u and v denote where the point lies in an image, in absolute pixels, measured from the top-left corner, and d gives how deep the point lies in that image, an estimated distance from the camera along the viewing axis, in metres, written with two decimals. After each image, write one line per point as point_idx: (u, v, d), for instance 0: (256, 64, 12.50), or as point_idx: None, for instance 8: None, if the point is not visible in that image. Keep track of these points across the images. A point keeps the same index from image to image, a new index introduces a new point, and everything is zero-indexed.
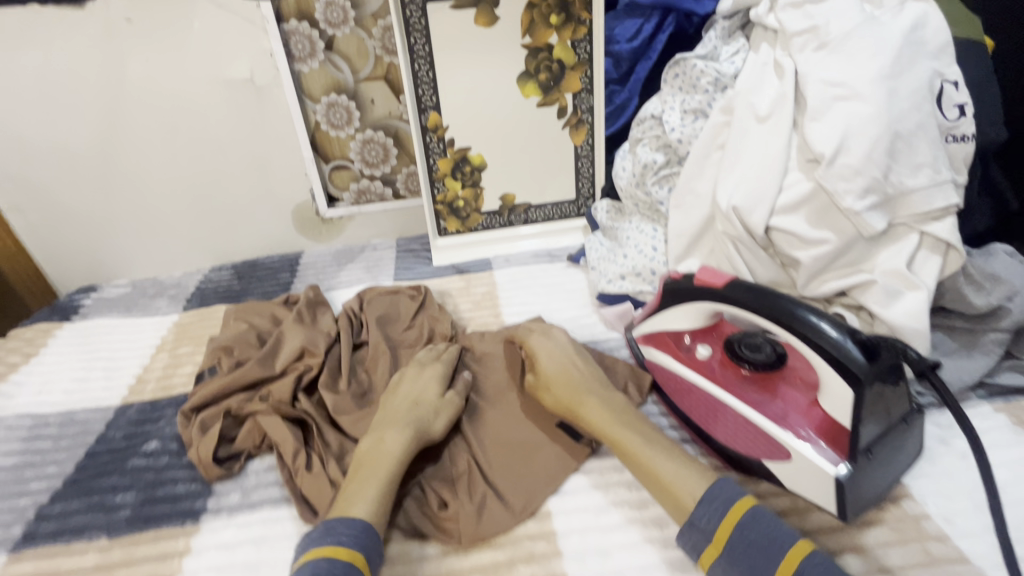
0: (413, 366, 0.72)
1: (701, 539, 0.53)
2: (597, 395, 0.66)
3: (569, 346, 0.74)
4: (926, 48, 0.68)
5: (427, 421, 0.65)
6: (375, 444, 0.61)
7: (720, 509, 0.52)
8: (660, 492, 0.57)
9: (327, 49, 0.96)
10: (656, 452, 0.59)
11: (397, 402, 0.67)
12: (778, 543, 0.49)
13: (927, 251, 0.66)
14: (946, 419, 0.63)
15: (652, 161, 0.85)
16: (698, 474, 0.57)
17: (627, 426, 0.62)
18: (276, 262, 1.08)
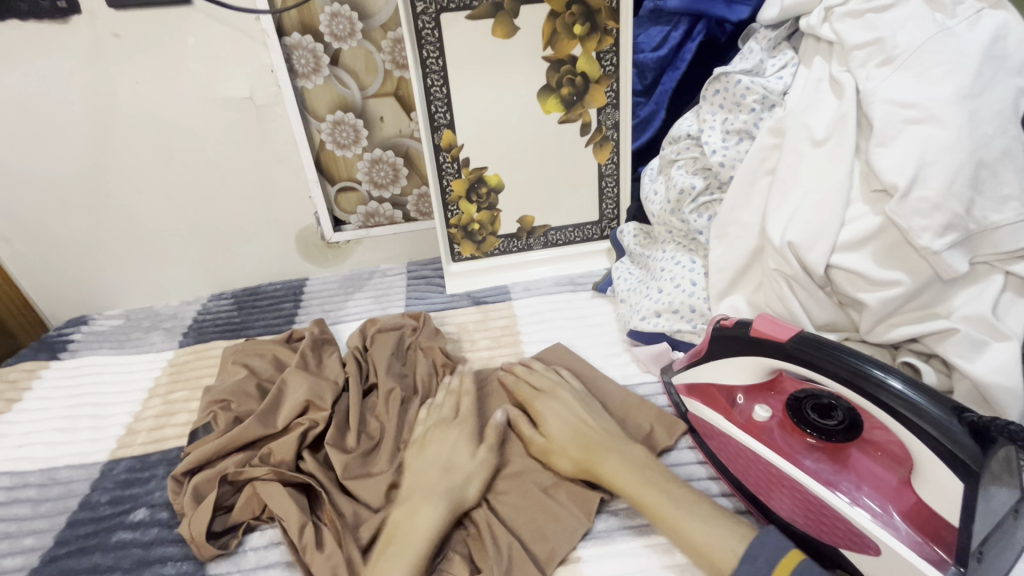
0: (435, 420, 0.66)
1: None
2: (615, 449, 0.60)
3: (571, 393, 0.68)
4: (1010, 63, 0.60)
5: (461, 493, 0.58)
6: (407, 517, 0.55)
7: (765, 571, 0.48)
8: (691, 550, 0.52)
9: (333, 64, 0.89)
10: (684, 512, 0.53)
11: (422, 463, 0.61)
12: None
13: (1013, 293, 0.58)
14: None
15: (690, 186, 0.77)
16: (733, 530, 0.51)
17: (652, 483, 0.56)
18: (279, 290, 1.01)
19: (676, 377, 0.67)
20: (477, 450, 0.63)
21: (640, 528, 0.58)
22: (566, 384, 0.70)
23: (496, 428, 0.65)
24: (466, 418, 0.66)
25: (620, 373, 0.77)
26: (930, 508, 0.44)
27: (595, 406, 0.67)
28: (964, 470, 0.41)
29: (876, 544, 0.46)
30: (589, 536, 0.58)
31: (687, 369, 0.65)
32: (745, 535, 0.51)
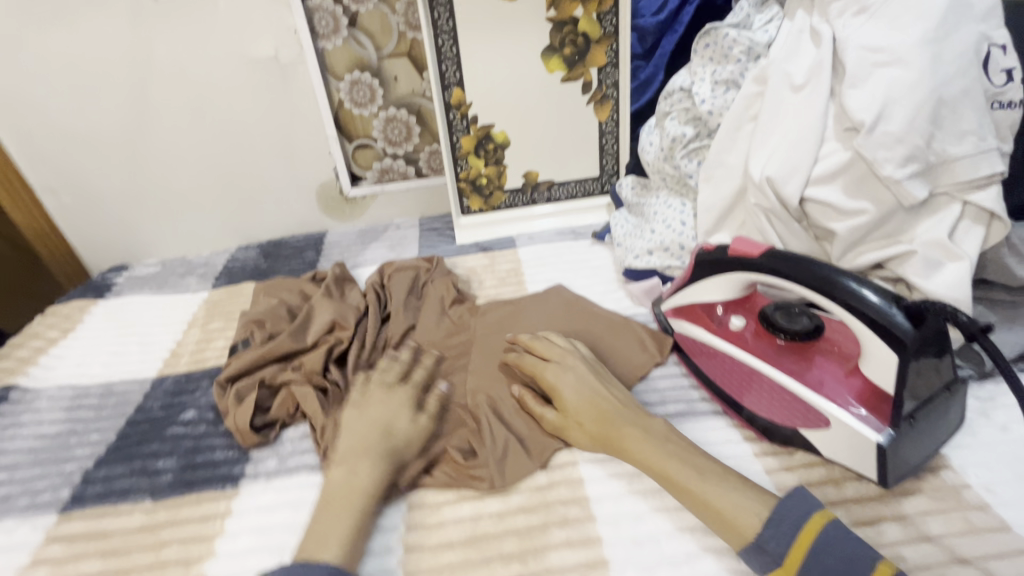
0: (374, 383, 0.65)
1: (770, 562, 0.46)
2: (635, 421, 0.58)
3: (587, 361, 0.66)
4: (974, 10, 0.65)
5: (399, 455, 0.58)
6: (347, 476, 0.55)
7: (789, 532, 0.45)
8: (712, 519, 0.49)
9: (351, 26, 0.96)
10: (708, 481, 0.51)
11: (360, 424, 0.60)
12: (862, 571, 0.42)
13: (970, 221, 0.64)
14: (986, 392, 0.61)
15: (681, 134, 0.83)
16: (755, 502, 0.49)
17: (673, 455, 0.54)
18: (301, 242, 1.09)
19: (665, 303, 0.73)
20: (415, 416, 0.63)
21: None
22: (583, 354, 0.67)
23: (436, 400, 0.66)
24: (412, 386, 0.66)
25: (615, 306, 0.84)
26: (874, 385, 0.52)
27: (612, 377, 0.64)
28: (898, 347, 0.48)
29: (828, 418, 0.53)
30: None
31: (674, 296, 0.71)
32: (772, 501, 0.49)
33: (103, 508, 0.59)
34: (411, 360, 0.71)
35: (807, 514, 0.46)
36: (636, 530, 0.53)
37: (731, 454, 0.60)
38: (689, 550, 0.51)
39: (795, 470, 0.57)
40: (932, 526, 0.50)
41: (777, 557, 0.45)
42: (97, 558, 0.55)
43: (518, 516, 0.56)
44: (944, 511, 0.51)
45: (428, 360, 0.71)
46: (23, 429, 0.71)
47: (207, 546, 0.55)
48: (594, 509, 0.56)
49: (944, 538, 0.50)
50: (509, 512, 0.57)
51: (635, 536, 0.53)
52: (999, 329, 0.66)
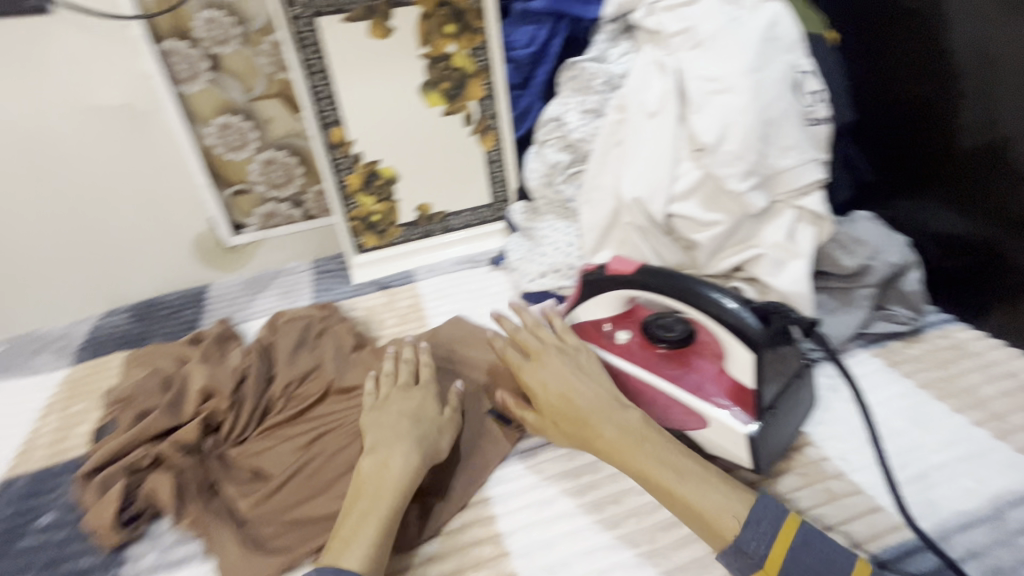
0: (395, 388, 0.65)
1: (750, 566, 0.48)
2: (609, 420, 0.57)
3: (567, 355, 0.64)
4: (783, 43, 0.76)
5: (434, 442, 0.60)
6: (378, 468, 0.56)
7: (769, 534, 0.49)
8: (695, 521, 0.51)
9: (213, 69, 0.91)
10: (687, 483, 0.52)
11: (385, 423, 0.60)
12: (834, 572, 0.47)
13: (804, 223, 0.74)
14: (833, 370, 0.70)
15: (558, 161, 0.89)
16: (733, 503, 0.51)
17: (649, 455, 0.54)
18: (180, 299, 1.01)
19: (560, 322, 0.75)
20: (442, 410, 0.64)
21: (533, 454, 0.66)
22: (572, 340, 0.65)
23: (456, 395, 0.67)
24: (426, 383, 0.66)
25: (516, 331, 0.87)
26: (741, 383, 0.57)
27: (593, 366, 0.63)
28: (753, 346, 0.54)
29: (708, 419, 0.58)
30: (512, 457, 0.66)
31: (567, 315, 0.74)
32: (747, 502, 0.51)
33: None
34: (415, 358, 0.70)
35: (785, 516, 0.50)
36: (547, 558, 0.56)
37: None
38: (595, 569, 0.54)
39: None
40: (802, 500, 0.57)
41: (758, 560, 0.48)
42: None
43: (432, 565, 0.56)
44: (810, 484, 0.58)
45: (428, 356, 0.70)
46: None
47: None
48: (507, 543, 0.57)
49: (811, 509, 0.56)
50: (424, 563, 0.57)
51: (548, 564, 0.55)
52: (839, 312, 0.76)
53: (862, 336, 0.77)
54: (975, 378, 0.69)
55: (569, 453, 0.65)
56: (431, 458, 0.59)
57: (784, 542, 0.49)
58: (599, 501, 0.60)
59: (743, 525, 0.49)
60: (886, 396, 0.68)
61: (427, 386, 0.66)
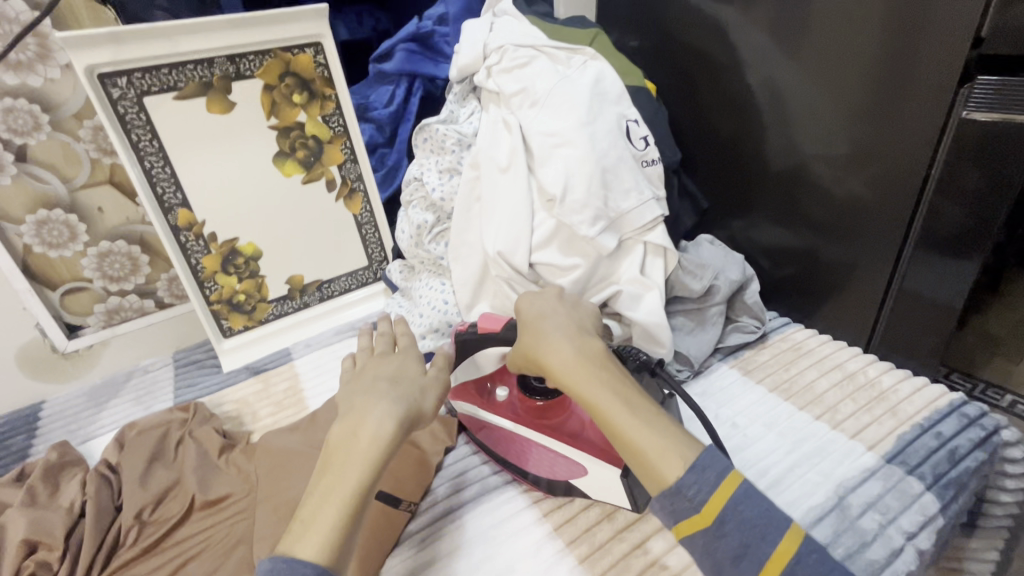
0: (376, 359, 0.63)
1: (688, 509, 0.47)
2: (573, 347, 0.59)
3: (559, 300, 0.67)
4: (610, 96, 0.84)
5: (416, 400, 0.57)
6: (348, 437, 0.51)
7: (711, 481, 0.47)
8: (631, 455, 0.52)
9: (20, 161, 0.81)
10: (635, 412, 0.53)
11: (362, 389, 0.57)
12: (775, 527, 0.46)
13: (652, 256, 0.80)
14: (697, 388, 0.78)
15: (424, 221, 0.89)
16: (682, 448, 0.50)
17: (602, 382, 0.56)
18: (5, 425, 0.86)
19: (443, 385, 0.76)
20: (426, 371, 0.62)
21: (426, 537, 0.63)
22: (568, 294, 0.70)
23: (446, 357, 0.65)
24: (407, 350, 0.65)
25: None
26: None
27: (580, 311, 0.66)
28: None
29: (586, 466, 0.61)
30: (400, 543, 0.63)
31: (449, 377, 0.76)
32: (697, 449, 0.50)
33: None
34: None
35: (728, 469, 0.48)
36: None
37: (525, 523, 0.63)
38: None
39: (578, 518, 0.63)
40: None
41: (695, 503, 0.47)
42: None
43: None
44: None
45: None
46: None
47: None
48: None
49: None
50: None
51: None
52: (694, 330, 0.83)
53: (720, 349, 0.85)
54: (811, 375, 0.78)
55: (458, 525, 0.64)
56: (413, 419, 0.55)
57: (725, 495, 0.47)
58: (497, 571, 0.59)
59: (687, 468, 0.49)
60: (743, 406, 0.75)
61: (410, 354, 0.64)
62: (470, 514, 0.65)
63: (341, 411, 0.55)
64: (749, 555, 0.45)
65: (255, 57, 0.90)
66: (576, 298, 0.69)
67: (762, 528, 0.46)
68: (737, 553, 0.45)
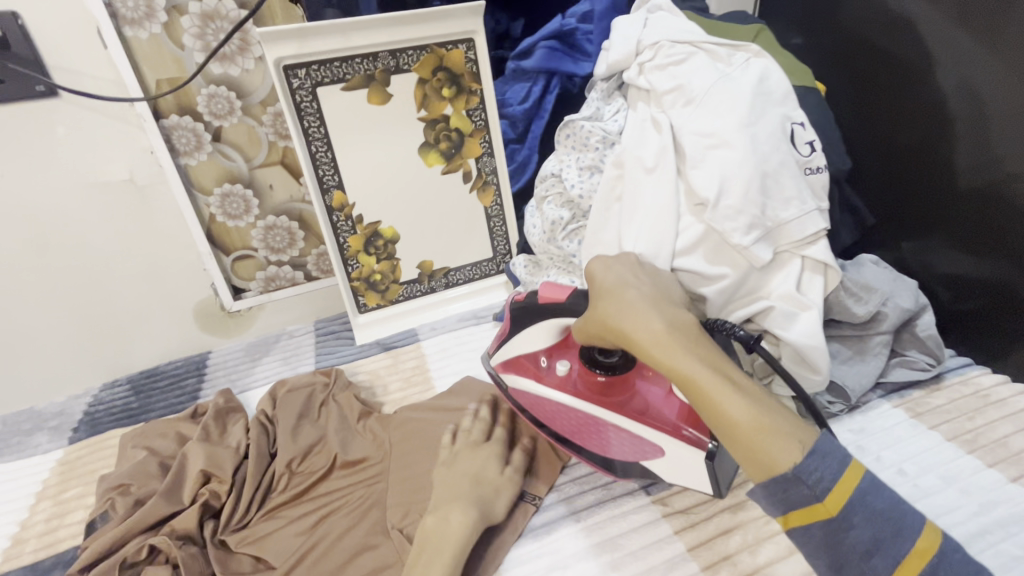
0: (461, 443, 0.68)
1: (807, 497, 0.47)
2: (665, 321, 0.56)
3: (639, 273, 0.64)
4: (775, 97, 0.77)
5: (493, 500, 0.62)
6: (439, 525, 0.58)
7: (836, 467, 0.47)
8: (736, 439, 0.50)
9: (215, 141, 0.92)
10: (740, 393, 0.51)
11: (449, 478, 0.63)
12: (909, 526, 0.45)
13: (810, 272, 0.73)
14: (855, 423, 0.71)
15: (559, 217, 0.89)
16: (795, 431, 0.49)
17: (698, 356, 0.53)
18: (180, 367, 0.99)
19: (491, 359, 0.72)
20: (504, 469, 0.66)
21: (543, 529, 0.64)
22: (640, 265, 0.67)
23: (523, 452, 0.68)
24: (497, 441, 0.69)
25: None
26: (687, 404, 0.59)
27: (658, 283, 0.64)
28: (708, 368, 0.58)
29: (662, 447, 0.59)
30: (526, 534, 0.63)
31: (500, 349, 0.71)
32: (810, 434, 0.49)
33: None
34: (491, 418, 0.72)
35: (850, 459, 0.48)
36: None
37: (655, 536, 0.61)
38: None
39: (712, 544, 0.60)
40: None
41: (817, 492, 0.47)
42: None
43: None
44: None
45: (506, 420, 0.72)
46: None
47: None
48: None
49: None
50: None
51: None
52: (855, 361, 0.74)
53: (880, 386, 0.75)
54: (1002, 430, 0.67)
55: (585, 528, 0.63)
56: (488, 511, 0.61)
57: (851, 485, 0.47)
58: None
59: (802, 452, 0.48)
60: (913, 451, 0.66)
61: (494, 440, 0.69)
62: (597, 518, 0.64)
63: (433, 501, 0.62)
64: (881, 551, 0.45)
65: (414, 52, 0.95)
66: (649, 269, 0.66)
67: (893, 522, 0.46)
68: (868, 548, 0.45)
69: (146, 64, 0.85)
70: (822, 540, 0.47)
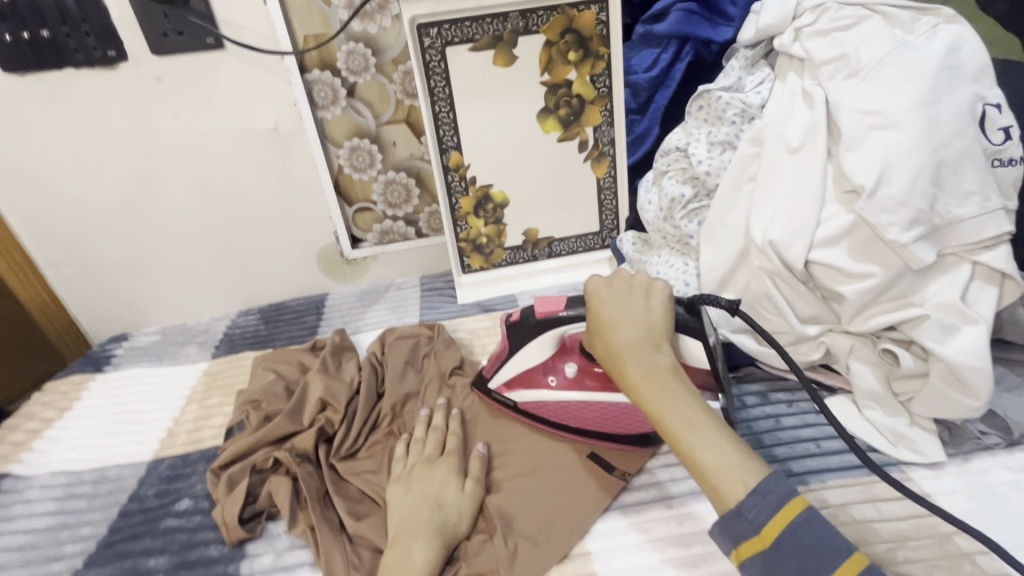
0: (415, 460, 0.66)
1: (748, 531, 0.51)
2: (644, 362, 0.59)
3: (626, 292, 0.65)
4: (965, 71, 0.65)
5: (453, 528, 0.59)
6: (400, 561, 0.56)
7: (772, 505, 0.50)
8: (698, 479, 0.54)
9: (349, 96, 0.97)
10: (697, 438, 0.54)
11: (407, 503, 0.61)
12: (834, 553, 0.49)
13: (982, 281, 0.63)
14: (1016, 462, 0.62)
15: (680, 194, 0.84)
16: (739, 476, 0.52)
17: (668, 400, 0.57)
18: (302, 305, 1.09)
19: (490, 383, 0.73)
20: (463, 485, 0.64)
21: (635, 508, 0.63)
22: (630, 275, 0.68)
23: (479, 459, 0.67)
24: (451, 454, 0.67)
25: None
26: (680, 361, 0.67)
27: (649, 307, 0.63)
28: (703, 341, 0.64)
29: None
30: (608, 512, 0.62)
31: (498, 372, 0.72)
32: (756, 476, 0.52)
33: None
34: (445, 426, 0.71)
35: (792, 495, 0.51)
36: None
37: None
38: None
39: None
40: None
41: (755, 526, 0.51)
42: None
43: None
44: None
45: (457, 425, 0.71)
46: (12, 524, 0.69)
47: None
48: None
49: None
50: None
51: None
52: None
53: None
54: None
55: (676, 516, 0.61)
56: (449, 537, 0.59)
57: (786, 519, 0.50)
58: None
59: (745, 493, 0.51)
60: None
61: (448, 453, 0.67)
62: (692, 508, 0.61)
63: (392, 535, 0.59)
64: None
65: (544, 13, 0.93)
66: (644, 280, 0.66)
67: (819, 552, 0.49)
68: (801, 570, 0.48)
69: (297, 21, 0.91)
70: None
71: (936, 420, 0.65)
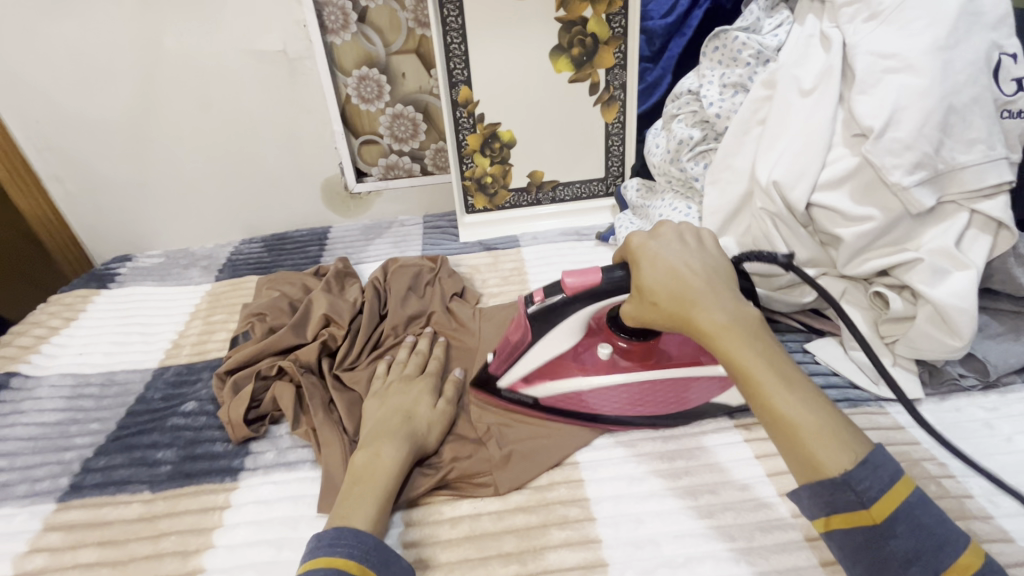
0: (394, 379, 0.66)
1: (853, 503, 0.45)
2: (726, 307, 0.53)
3: (687, 243, 0.59)
4: (986, 18, 0.64)
5: (423, 436, 0.60)
6: (371, 459, 0.55)
7: (887, 480, 0.45)
8: (792, 442, 0.48)
9: (360, 21, 0.95)
10: (792, 395, 0.49)
11: (381, 414, 0.61)
12: (953, 540, 0.44)
13: (977, 229, 0.64)
14: (990, 403, 0.65)
15: (688, 137, 0.84)
16: (847, 440, 0.47)
17: (757, 351, 0.51)
18: (306, 236, 1.09)
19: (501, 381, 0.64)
20: (435, 403, 0.64)
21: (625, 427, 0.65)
22: (678, 227, 0.61)
23: (455, 382, 0.67)
24: (429, 375, 0.67)
25: None
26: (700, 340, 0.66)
27: (714, 259, 0.58)
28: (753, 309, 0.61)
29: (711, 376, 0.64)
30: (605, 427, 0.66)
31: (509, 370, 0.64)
32: (863, 443, 0.46)
33: (103, 497, 0.61)
34: (427, 351, 0.72)
35: (900, 473, 0.46)
36: (636, 532, 0.54)
37: (733, 457, 0.61)
38: (689, 555, 0.52)
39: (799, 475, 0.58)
40: None
41: (864, 500, 0.44)
42: (95, 546, 0.57)
43: (518, 516, 0.57)
44: None
45: (440, 350, 0.72)
46: (23, 417, 0.72)
47: (206, 538, 0.56)
48: (595, 510, 0.57)
49: None
50: (508, 511, 0.58)
51: (635, 538, 0.54)
52: (1005, 338, 0.66)
53: None
54: None
55: (664, 435, 0.64)
56: (420, 446, 0.59)
57: (897, 499, 0.45)
58: (696, 487, 0.58)
59: (851, 459, 0.45)
60: None
61: (425, 374, 0.67)
62: (681, 429, 0.64)
63: (365, 438, 0.59)
64: (921, 561, 0.43)
65: None
66: (695, 233, 0.61)
67: (937, 538, 0.44)
68: (907, 557, 0.43)
69: None
70: (812, 489, 0.47)
71: (918, 361, 0.67)
